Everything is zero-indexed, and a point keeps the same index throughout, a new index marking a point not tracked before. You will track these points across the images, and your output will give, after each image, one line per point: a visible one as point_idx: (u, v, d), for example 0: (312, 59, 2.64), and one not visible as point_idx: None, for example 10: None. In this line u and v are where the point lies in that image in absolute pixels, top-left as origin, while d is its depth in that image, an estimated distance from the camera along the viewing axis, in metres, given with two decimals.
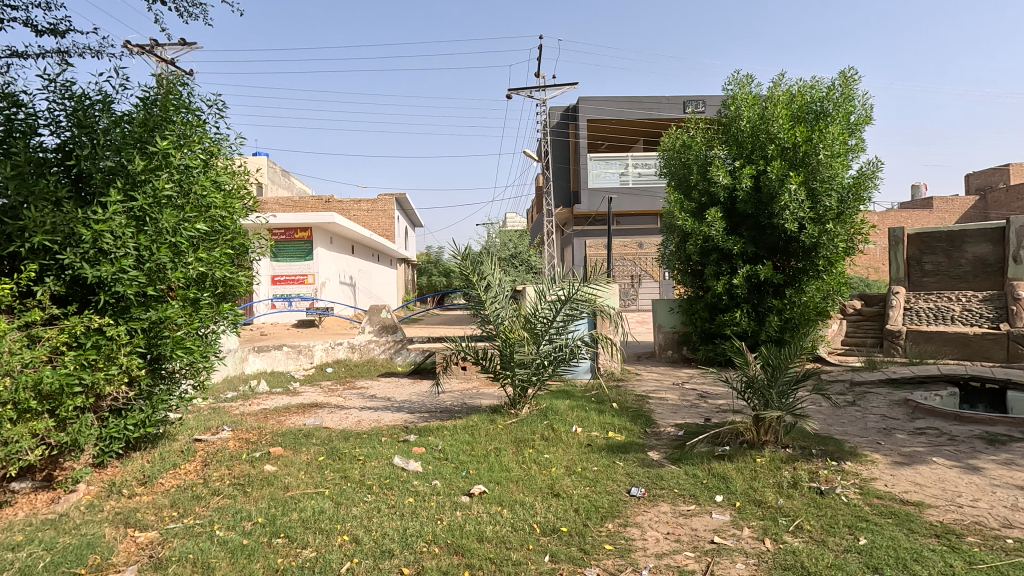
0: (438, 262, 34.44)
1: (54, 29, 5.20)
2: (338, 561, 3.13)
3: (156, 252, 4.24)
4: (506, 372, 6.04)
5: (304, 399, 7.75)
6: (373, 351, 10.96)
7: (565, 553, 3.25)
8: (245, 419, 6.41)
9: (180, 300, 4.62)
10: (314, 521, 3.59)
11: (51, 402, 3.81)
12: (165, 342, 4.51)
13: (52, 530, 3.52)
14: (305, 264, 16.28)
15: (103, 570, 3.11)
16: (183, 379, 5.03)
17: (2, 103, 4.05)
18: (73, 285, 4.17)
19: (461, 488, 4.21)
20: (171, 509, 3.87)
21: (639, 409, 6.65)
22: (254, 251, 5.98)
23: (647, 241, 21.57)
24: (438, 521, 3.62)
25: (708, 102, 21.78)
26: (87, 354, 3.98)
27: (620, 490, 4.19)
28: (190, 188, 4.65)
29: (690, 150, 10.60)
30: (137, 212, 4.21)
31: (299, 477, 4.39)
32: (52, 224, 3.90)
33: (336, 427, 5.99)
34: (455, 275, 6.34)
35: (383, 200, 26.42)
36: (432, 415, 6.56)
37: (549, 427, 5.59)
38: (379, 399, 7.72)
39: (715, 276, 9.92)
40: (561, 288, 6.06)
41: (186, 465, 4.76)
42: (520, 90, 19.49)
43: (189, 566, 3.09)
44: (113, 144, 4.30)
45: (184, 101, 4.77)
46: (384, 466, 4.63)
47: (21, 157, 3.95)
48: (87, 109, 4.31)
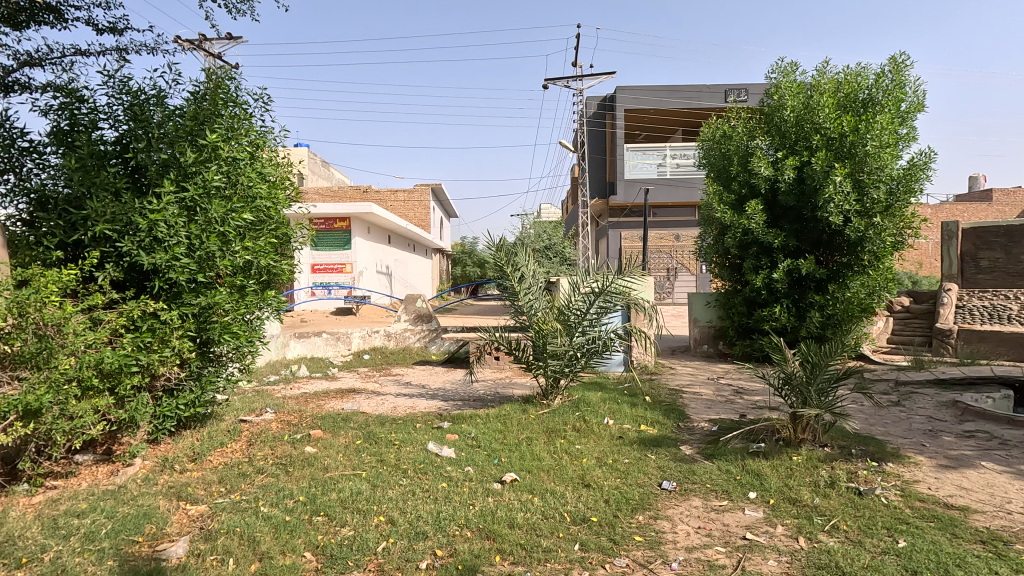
0: (471, 252, 34.68)
1: (110, 25, 5.39)
2: (375, 540, 3.26)
3: (206, 241, 4.47)
4: (539, 363, 6.09)
5: (343, 385, 8.02)
6: (409, 339, 11.09)
7: (594, 542, 3.29)
8: (287, 402, 6.68)
9: (227, 287, 4.87)
10: (352, 501, 3.74)
11: (111, 380, 4.06)
12: (213, 326, 4.75)
13: (112, 500, 3.77)
14: (343, 253, 16.73)
15: (159, 539, 3.32)
16: (229, 362, 5.27)
17: (66, 99, 4.30)
18: (130, 271, 4.43)
19: (493, 475, 4.29)
20: (220, 485, 4.09)
21: (673, 403, 6.60)
22: (295, 240, 6.12)
23: (684, 233, 21.31)
24: (471, 506, 3.71)
25: (750, 90, 21.16)
26: (144, 337, 4.25)
27: (652, 483, 4.20)
28: (238, 179, 4.86)
29: (731, 141, 10.40)
30: (188, 203, 4.44)
31: (337, 459, 4.56)
32: (112, 214, 4.13)
33: (373, 413, 6.18)
34: (489, 265, 6.39)
35: (419, 191, 26.75)
36: (465, 404, 6.68)
37: (581, 419, 5.62)
38: (414, 386, 7.91)
39: (754, 270, 9.71)
40: (595, 281, 6.03)
41: (233, 445, 5.01)
42: (558, 80, 19.28)
43: (238, 539, 3.26)
44: (167, 137, 4.50)
45: (232, 95, 4.97)
46: (418, 451, 4.75)
47: (84, 150, 4.19)
48: (143, 103, 4.56)
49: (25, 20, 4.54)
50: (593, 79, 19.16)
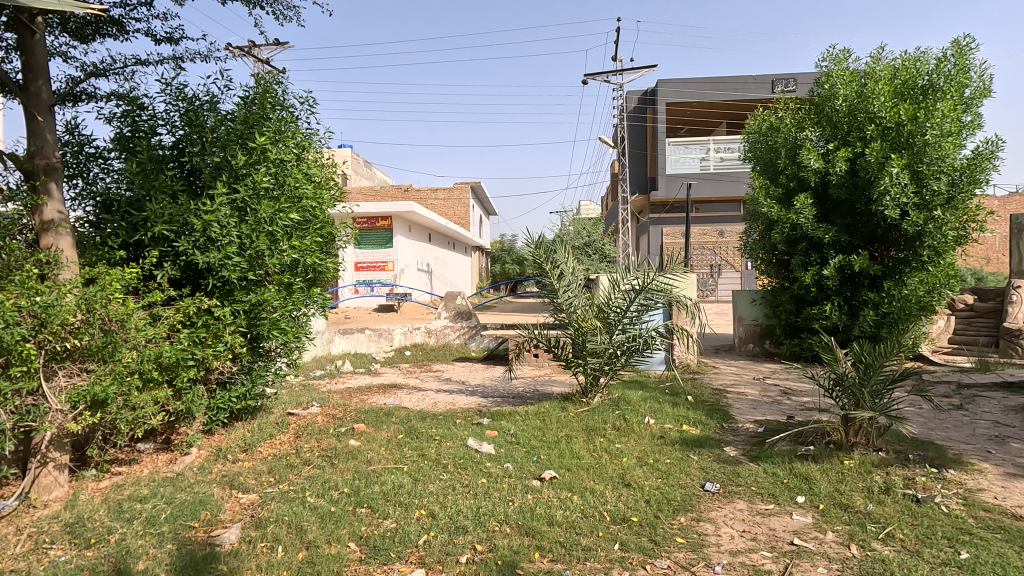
0: (511, 250, 34.79)
1: (167, 35, 5.66)
2: (416, 533, 3.32)
3: (255, 240, 4.65)
4: (578, 361, 6.05)
5: (385, 380, 8.20)
6: (449, 336, 11.23)
7: (635, 543, 3.26)
8: (331, 396, 6.88)
9: (276, 285, 5.05)
10: (394, 494, 3.82)
11: (169, 373, 4.28)
12: (263, 322, 4.95)
13: (171, 486, 3.97)
14: (385, 251, 17.07)
15: (213, 525, 3.48)
16: (277, 357, 5.47)
17: (127, 106, 4.54)
18: (186, 269, 4.64)
19: (532, 472, 4.30)
20: (269, 475, 4.25)
21: (716, 403, 6.44)
22: (340, 239, 6.29)
23: (728, 229, 20.75)
24: (510, 502, 3.73)
25: (799, 80, 20.38)
26: (199, 332, 4.46)
27: (694, 484, 4.11)
28: (285, 180, 5.02)
29: (778, 133, 10.06)
30: (239, 204, 4.62)
31: (380, 453, 4.66)
32: (170, 215, 4.34)
33: (414, 408, 6.29)
34: (528, 262, 6.40)
35: (459, 189, 27.01)
36: (505, 400, 6.72)
37: (621, 418, 5.56)
38: (453, 382, 8.01)
39: (803, 267, 9.36)
40: (636, 278, 5.95)
41: (281, 436, 5.19)
42: (597, 75, 19.08)
43: (286, 527, 3.38)
44: (220, 141, 4.70)
45: (280, 99, 5.13)
46: (458, 447, 4.81)
47: (144, 155, 4.42)
48: (198, 109, 4.77)
49: (92, 34, 4.79)
50: (633, 73, 18.86)
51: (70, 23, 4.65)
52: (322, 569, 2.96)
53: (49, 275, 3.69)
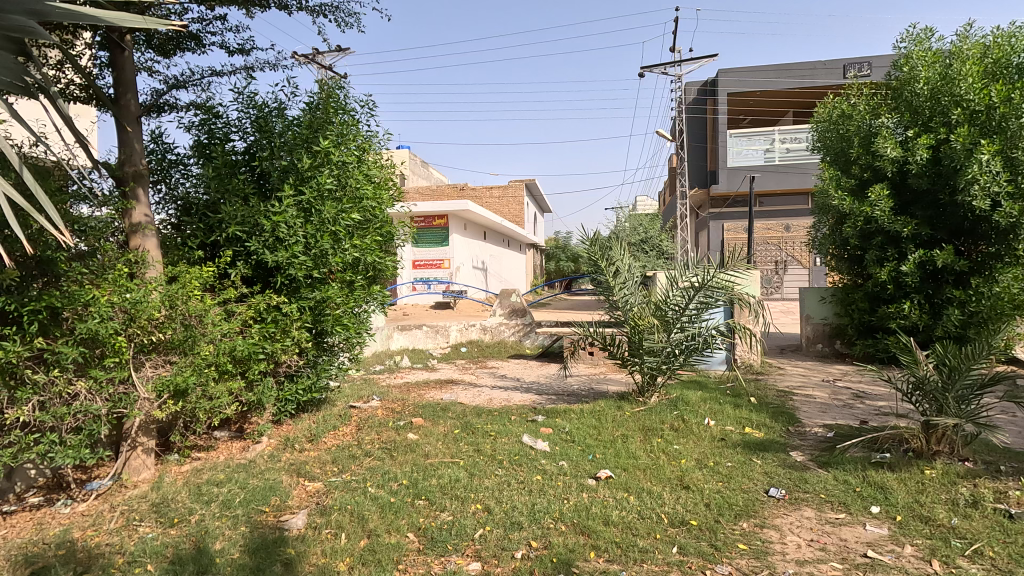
0: (565, 247, 34.64)
1: (239, 46, 5.98)
2: (472, 527, 3.37)
3: (320, 239, 4.85)
4: (634, 359, 5.95)
5: (441, 376, 8.37)
6: (504, 333, 11.30)
7: (694, 547, 3.17)
8: (391, 391, 7.10)
9: (339, 282, 5.25)
10: (451, 488, 3.89)
11: (242, 365, 4.54)
12: (327, 318, 5.16)
13: (244, 473, 4.22)
14: (441, 249, 17.40)
15: (282, 510, 3.66)
16: (340, 352, 5.68)
17: (204, 115, 4.84)
18: (257, 268, 4.91)
19: (588, 471, 4.26)
20: (333, 465, 4.43)
21: (781, 405, 6.16)
22: (398, 238, 6.45)
23: (795, 224, 19.78)
24: (565, 500, 3.72)
25: (874, 63, 19.13)
26: (268, 327, 4.70)
27: (757, 489, 3.96)
28: (347, 182, 5.20)
29: (851, 121, 9.49)
30: (305, 205, 4.84)
31: (437, 447, 4.76)
32: (242, 216, 4.60)
33: (470, 404, 6.39)
34: (584, 260, 6.34)
35: (513, 187, 27.12)
36: (559, 398, 6.70)
37: (679, 418, 5.42)
38: (508, 379, 8.07)
39: (878, 263, 8.80)
40: (695, 275, 5.78)
41: (344, 428, 5.40)
42: (655, 68, 18.63)
43: (349, 515, 3.52)
44: (287, 145, 4.93)
45: (342, 103, 5.32)
46: (513, 443, 4.84)
47: (219, 160, 4.70)
48: (267, 115, 5.02)
49: (173, 48, 5.13)
50: (692, 63, 18.30)
51: (154, 39, 4.99)
52: (383, 557, 3.05)
53: (137, 274, 3.99)
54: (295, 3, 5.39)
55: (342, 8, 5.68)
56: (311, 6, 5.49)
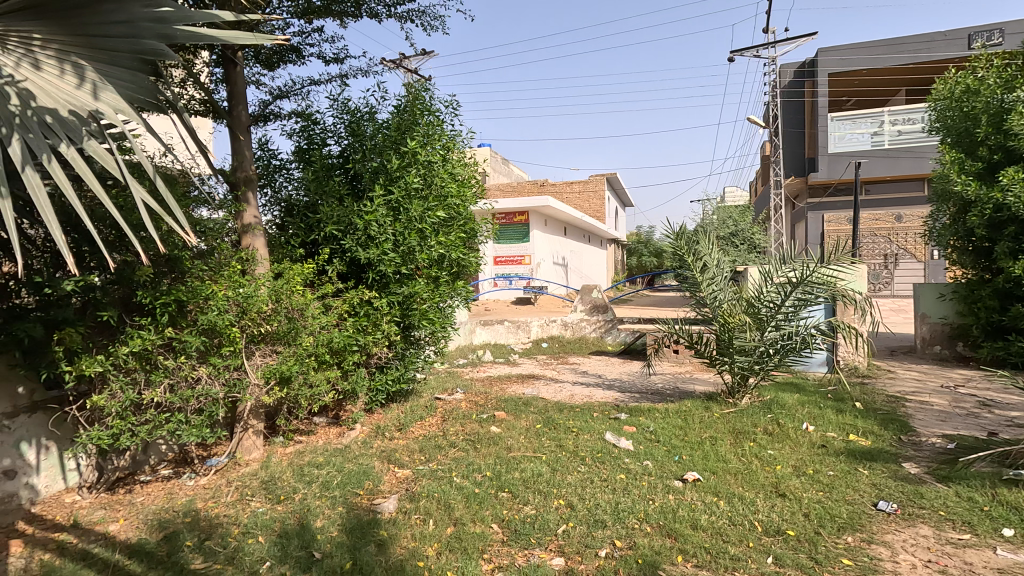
0: (649, 241, 33.75)
1: (335, 56, 6.35)
2: (556, 522, 3.38)
3: (407, 237, 5.06)
4: (724, 358, 5.68)
5: (523, 370, 8.45)
6: (585, 329, 11.21)
7: (791, 558, 2.99)
8: (474, 384, 7.28)
9: (425, 278, 5.45)
10: (534, 482, 3.93)
11: (338, 356, 4.83)
12: (414, 312, 5.38)
13: (340, 457, 4.50)
14: (522, 245, 17.56)
15: (376, 494, 3.87)
16: (426, 345, 5.90)
17: (304, 122, 5.19)
18: (351, 264, 5.20)
19: (674, 472, 4.14)
20: (420, 453, 4.62)
21: (892, 412, 5.64)
22: (481, 234, 6.58)
23: (907, 213, 17.97)
24: (651, 501, 3.63)
25: (1007, 30, 16.93)
26: (361, 321, 4.98)
27: (863, 501, 3.65)
28: (433, 180, 5.37)
29: (978, 97, 8.47)
30: (394, 204, 5.07)
31: (519, 441, 4.82)
32: (338, 216, 4.90)
33: (552, 399, 6.41)
34: (669, 254, 6.15)
35: (594, 181, 26.78)
36: (643, 396, 6.56)
37: (774, 422, 5.12)
38: (590, 376, 8.01)
39: (1011, 255, 7.79)
40: (792, 270, 5.42)
41: (430, 419, 5.61)
42: (746, 51, 17.63)
43: (436, 503, 3.65)
44: (377, 148, 5.18)
45: (428, 104, 5.50)
46: (596, 440, 4.80)
47: (317, 164, 5.02)
48: (359, 120, 5.30)
49: (277, 61, 5.54)
50: (788, 44, 17.12)
51: (261, 54, 5.41)
52: (468, 545, 3.14)
53: (248, 271, 4.37)
54: (385, 11, 5.64)
55: (428, 13, 5.87)
56: (399, 13, 5.72)
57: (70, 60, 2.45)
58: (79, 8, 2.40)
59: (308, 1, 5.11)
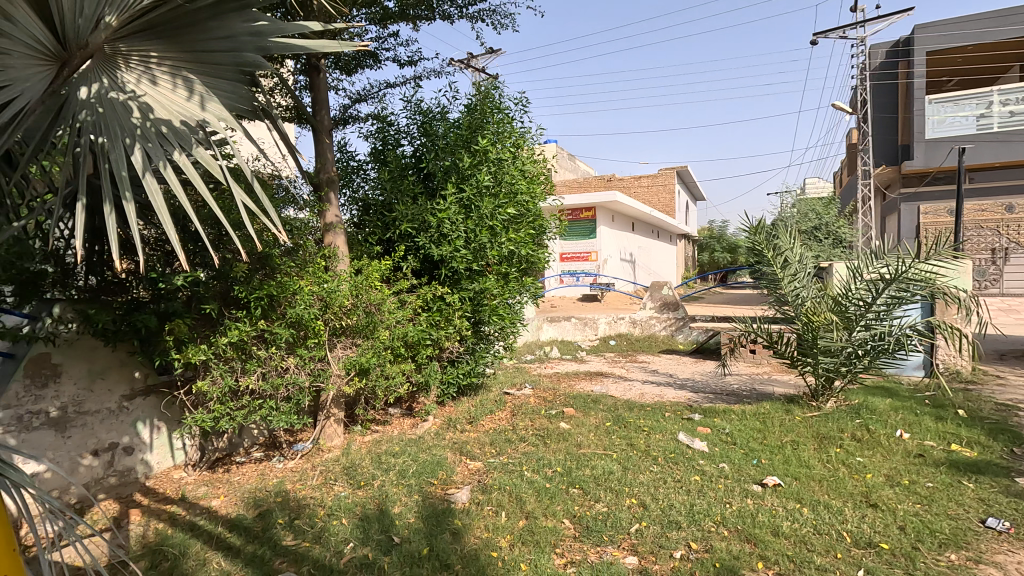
0: (721, 237, 32.45)
1: (409, 59, 6.55)
2: (628, 520, 3.34)
3: (479, 234, 5.16)
4: (807, 359, 5.39)
5: (591, 368, 8.39)
6: (655, 326, 10.95)
7: (885, 573, 2.80)
8: (542, 380, 7.30)
9: (495, 274, 5.52)
10: (605, 479, 3.90)
11: (413, 350, 5.00)
12: (485, 308, 5.48)
13: (415, 446, 4.66)
14: (588, 241, 17.41)
15: (449, 484, 3.98)
16: (495, 340, 5.99)
17: (380, 124, 5.41)
18: (424, 261, 5.36)
19: (752, 476, 3.97)
20: (491, 447, 4.70)
21: (1002, 422, 5.12)
22: (549, 231, 6.58)
23: (1020, 203, 16.22)
24: (728, 504, 3.52)
25: None
26: (434, 316, 5.13)
27: (968, 517, 3.35)
28: (504, 178, 5.42)
29: None
30: (466, 202, 5.18)
31: (589, 438, 4.79)
32: (413, 214, 5.07)
33: (622, 397, 6.32)
34: (746, 250, 5.90)
35: (664, 175, 26.06)
36: (717, 397, 6.33)
37: (863, 428, 4.80)
38: (660, 374, 7.82)
39: None
40: (885, 265, 5.05)
41: (500, 413, 5.69)
42: (831, 32, 16.53)
43: (508, 495, 3.70)
44: (449, 147, 5.30)
45: (498, 102, 5.56)
46: (668, 440, 4.69)
47: (393, 164, 5.21)
48: (432, 120, 5.45)
49: (355, 67, 5.79)
50: (879, 22, 15.89)
51: (341, 60, 5.68)
52: (541, 539, 3.17)
53: (330, 267, 4.61)
54: (457, 12, 5.75)
55: (499, 11, 5.92)
56: (470, 13, 5.81)
57: (182, 74, 2.68)
58: (188, 27, 2.60)
59: (384, 8, 5.30)
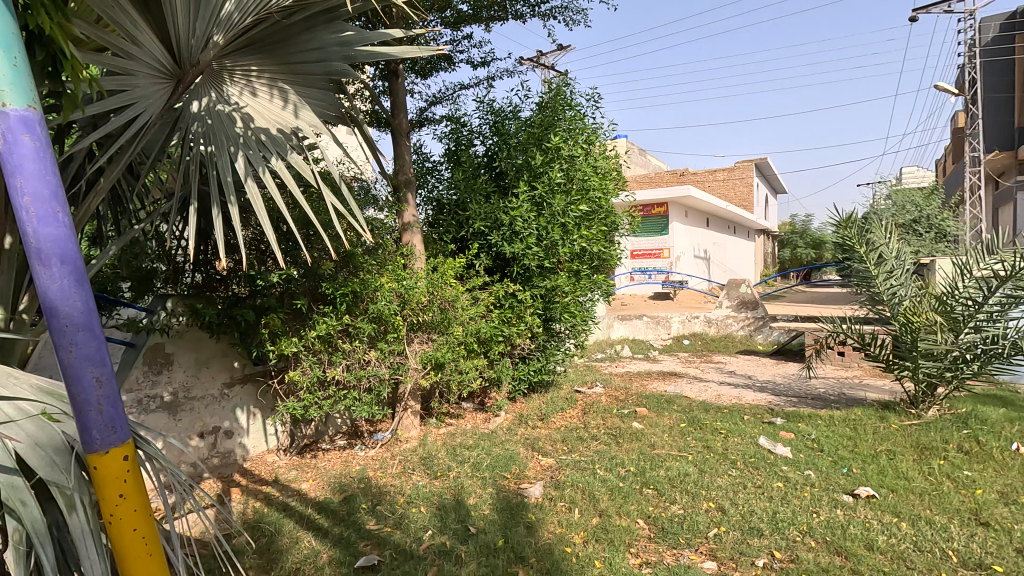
0: (804, 232, 30.59)
1: (481, 60, 6.66)
2: (705, 524, 3.25)
3: (550, 231, 5.20)
4: (904, 363, 4.99)
5: (664, 367, 8.19)
6: (732, 326, 10.52)
7: None
8: (613, 378, 7.22)
9: (567, 272, 5.52)
10: (681, 481, 3.80)
11: (486, 346, 5.11)
12: (556, 306, 5.51)
13: (488, 440, 4.76)
14: (660, 238, 16.97)
15: (522, 479, 4.03)
16: (566, 338, 5.99)
17: (454, 125, 5.54)
18: (496, 259, 5.44)
19: (842, 486, 3.74)
20: (562, 444, 4.71)
21: None
22: (621, 227, 6.49)
23: None
24: (815, 514, 3.33)
25: None
26: (507, 313, 5.21)
27: None
28: (575, 174, 5.40)
29: None
30: (538, 199, 5.22)
31: (663, 439, 4.69)
32: (486, 213, 5.16)
33: (697, 398, 6.13)
34: (835, 246, 5.54)
35: (741, 168, 24.92)
36: (801, 401, 6.00)
37: (971, 439, 4.38)
38: (738, 376, 7.52)
39: None
40: (999, 261, 4.57)
41: (570, 411, 5.69)
42: (934, 7, 15.13)
43: (581, 493, 3.70)
44: (521, 146, 5.35)
45: (570, 99, 5.55)
46: (748, 444, 4.51)
47: (466, 164, 5.33)
48: (504, 119, 5.52)
49: (431, 70, 5.96)
50: None
51: (418, 65, 5.86)
52: (615, 538, 3.14)
53: (408, 265, 4.79)
54: (529, 10, 5.78)
55: (571, 7, 5.88)
56: (543, 11, 5.82)
57: (278, 86, 2.90)
58: (283, 41, 2.80)
59: (458, 11, 5.42)
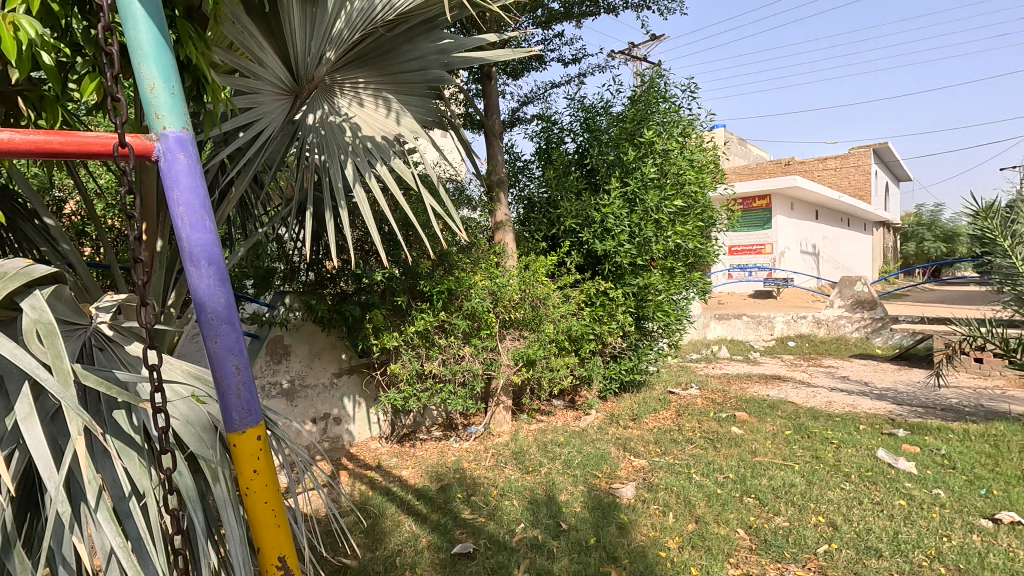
0: (933, 224, 27.39)
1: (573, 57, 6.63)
2: (814, 539, 3.04)
3: (643, 227, 5.09)
4: None
5: (766, 370, 7.72)
6: (844, 327, 9.70)
7: None
8: (710, 380, 6.92)
9: (660, 269, 5.37)
10: (786, 492, 3.58)
11: (576, 344, 5.11)
12: (649, 304, 5.39)
13: (579, 438, 4.76)
14: (762, 233, 15.98)
15: (614, 479, 3.98)
16: (659, 337, 5.84)
17: (545, 124, 5.57)
18: (587, 256, 5.41)
19: (980, 508, 3.33)
20: (655, 445, 4.60)
21: None
22: (719, 223, 6.20)
23: None
24: (945, 538, 3.00)
25: None
26: (598, 310, 5.17)
27: None
28: (670, 169, 5.23)
29: None
30: (631, 195, 5.12)
31: (766, 446, 4.43)
32: (577, 210, 5.14)
33: (803, 404, 5.73)
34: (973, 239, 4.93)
35: (857, 154, 22.80)
36: (928, 411, 5.41)
37: None
38: (852, 382, 6.92)
39: None
40: None
41: (664, 412, 5.53)
42: None
43: (675, 496, 3.60)
44: (613, 141, 5.28)
45: (664, 91, 5.38)
46: (864, 456, 4.14)
47: (557, 162, 5.34)
48: (595, 115, 5.46)
49: (522, 71, 6.04)
50: None
51: (510, 66, 5.96)
52: (713, 546, 3.02)
53: (500, 263, 4.89)
54: (622, 3, 5.68)
55: None
56: (636, 2, 5.69)
57: (383, 96, 3.08)
58: (387, 53, 2.97)
59: (550, 10, 5.45)
